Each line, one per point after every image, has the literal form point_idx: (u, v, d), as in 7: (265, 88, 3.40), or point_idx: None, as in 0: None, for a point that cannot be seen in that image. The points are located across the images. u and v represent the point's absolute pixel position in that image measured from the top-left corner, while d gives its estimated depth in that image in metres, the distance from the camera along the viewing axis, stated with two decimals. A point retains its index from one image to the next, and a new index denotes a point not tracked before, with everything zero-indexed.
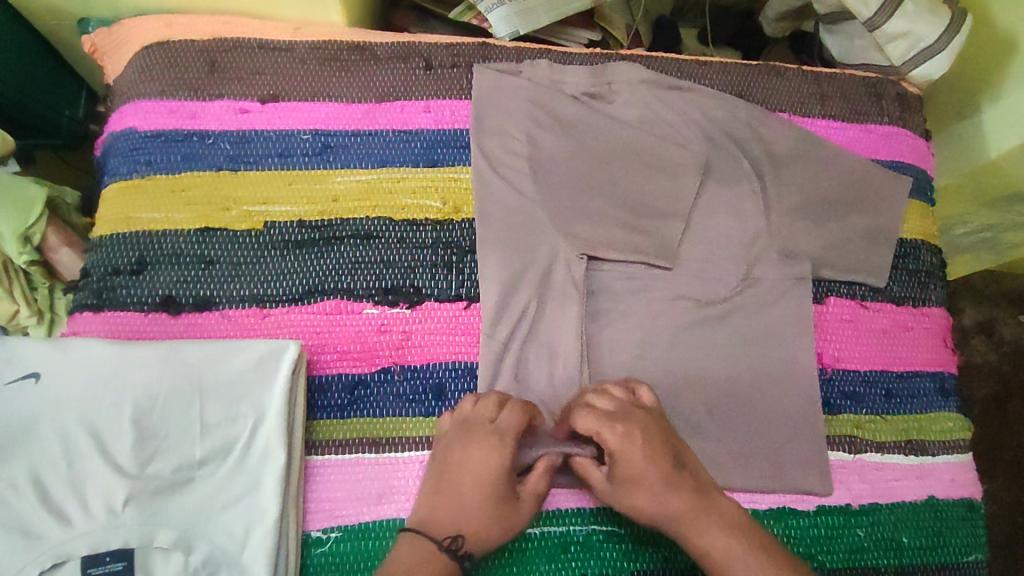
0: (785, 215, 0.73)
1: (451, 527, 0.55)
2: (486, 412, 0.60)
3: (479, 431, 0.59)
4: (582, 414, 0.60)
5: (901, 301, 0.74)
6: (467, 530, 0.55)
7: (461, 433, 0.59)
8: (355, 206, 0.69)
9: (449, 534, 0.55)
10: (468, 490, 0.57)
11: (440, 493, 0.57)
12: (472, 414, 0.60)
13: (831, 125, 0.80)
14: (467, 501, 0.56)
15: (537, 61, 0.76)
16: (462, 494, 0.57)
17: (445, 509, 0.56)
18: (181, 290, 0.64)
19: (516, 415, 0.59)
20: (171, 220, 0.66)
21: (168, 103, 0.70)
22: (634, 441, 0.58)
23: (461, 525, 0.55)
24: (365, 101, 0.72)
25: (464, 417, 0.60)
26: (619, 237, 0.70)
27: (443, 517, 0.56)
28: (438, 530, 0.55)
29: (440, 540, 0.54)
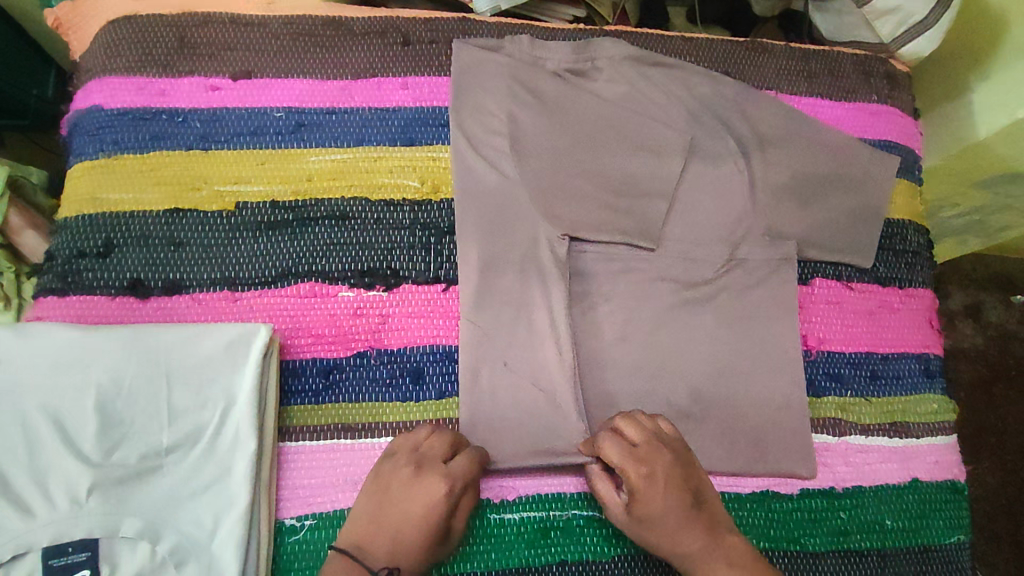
0: (770, 196, 0.72)
1: (387, 557, 0.53)
2: (438, 447, 0.57)
3: (427, 467, 0.56)
4: (608, 449, 0.58)
5: (887, 282, 0.73)
6: (402, 565, 0.53)
7: (409, 467, 0.56)
8: (330, 186, 0.67)
9: (383, 567, 0.53)
10: (410, 525, 0.54)
11: (387, 525, 0.55)
12: (425, 448, 0.57)
13: (818, 103, 0.78)
14: (407, 531, 0.54)
15: (518, 37, 0.73)
16: (399, 524, 0.55)
17: (383, 539, 0.54)
18: (149, 273, 0.62)
19: (466, 461, 0.57)
20: (138, 200, 0.64)
21: (135, 80, 0.67)
22: (658, 484, 0.56)
23: (396, 558, 0.53)
24: (340, 78, 0.70)
25: (414, 449, 0.58)
26: (602, 218, 0.68)
27: (381, 548, 0.54)
28: (377, 557, 0.53)
29: (376, 571, 0.53)
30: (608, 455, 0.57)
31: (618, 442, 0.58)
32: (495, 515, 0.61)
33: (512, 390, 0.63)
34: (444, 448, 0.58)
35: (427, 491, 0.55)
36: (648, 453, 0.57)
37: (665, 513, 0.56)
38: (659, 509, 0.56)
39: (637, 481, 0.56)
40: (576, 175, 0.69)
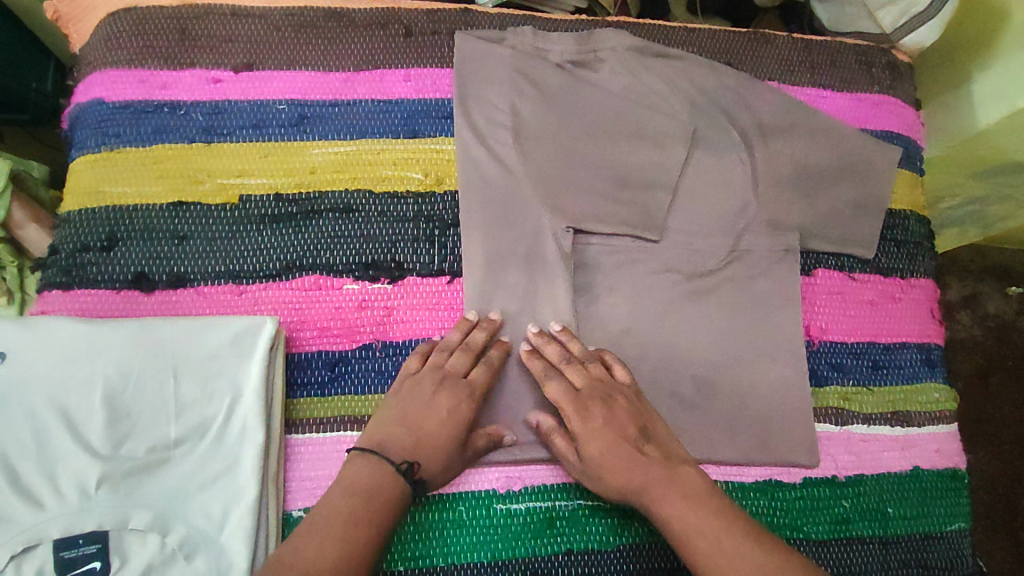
0: (773, 187, 0.72)
1: (410, 450, 0.56)
2: (465, 357, 0.60)
3: (450, 377, 0.59)
4: (553, 383, 0.60)
5: (889, 272, 0.74)
6: (423, 459, 0.56)
7: (434, 377, 0.59)
8: (334, 178, 0.67)
9: (405, 459, 0.55)
10: (433, 425, 0.57)
11: (409, 423, 0.57)
12: (451, 359, 0.60)
13: (821, 94, 0.78)
14: (432, 429, 0.57)
15: (521, 28, 0.73)
16: (425, 423, 0.57)
17: (404, 437, 0.56)
18: (154, 267, 0.62)
19: (488, 370, 0.61)
20: (142, 194, 0.64)
21: (136, 73, 0.67)
22: (597, 419, 0.58)
23: (419, 452, 0.56)
24: (343, 70, 0.70)
25: (439, 361, 0.60)
26: (606, 209, 0.68)
27: (402, 443, 0.56)
28: (393, 452, 0.56)
29: (397, 464, 0.55)
30: (552, 391, 0.60)
31: (561, 379, 0.60)
32: (501, 505, 0.61)
33: (517, 381, 0.63)
34: (473, 356, 0.61)
35: (452, 398, 0.58)
36: (587, 392, 0.59)
37: (607, 445, 0.57)
38: (600, 444, 0.57)
39: (578, 417, 0.58)
40: (580, 166, 0.69)
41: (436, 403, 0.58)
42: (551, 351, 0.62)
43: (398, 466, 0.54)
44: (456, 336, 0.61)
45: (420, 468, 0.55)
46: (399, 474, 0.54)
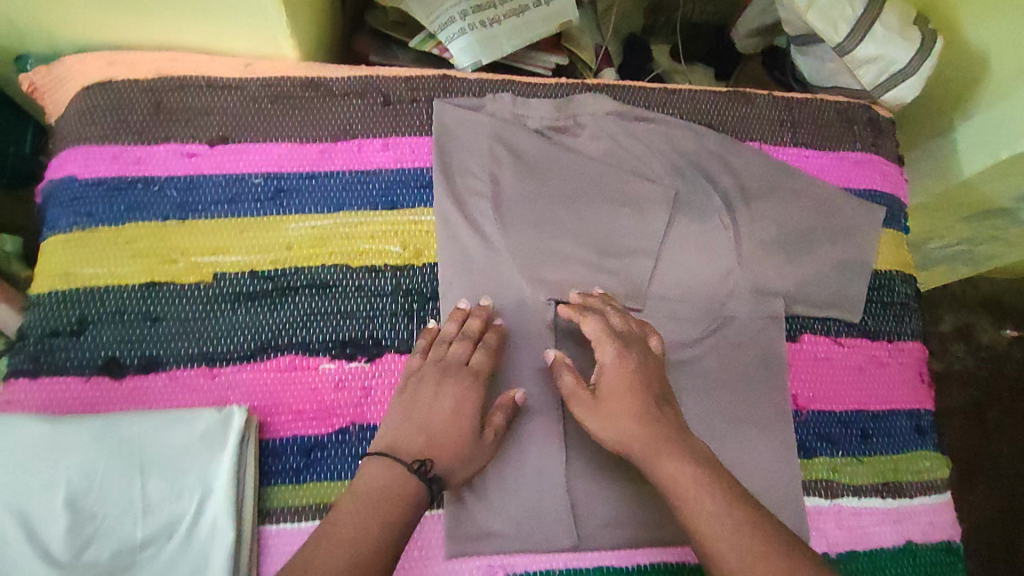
0: (755, 251, 0.72)
1: (422, 450, 0.56)
2: (464, 343, 0.61)
3: (454, 367, 0.60)
4: (594, 323, 0.62)
5: (876, 336, 0.73)
6: (433, 457, 0.56)
7: (437, 368, 0.60)
8: (310, 253, 0.66)
9: (416, 459, 0.55)
10: (442, 418, 0.58)
11: (418, 420, 0.57)
12: (451, 348, 0.61)
13: (802, 153, 0.77)
14: (449, 424, 0.58)
15: (499, 95, 0.73)
16: (434, 419, 0.58)
17: (415, 435, 0.57)
18: (125, 351, 0.60)
19: (487, 353, 0.62)
20: (113, 274, 0.62)
21: (110, 149, 0.66)
22: (632, 362, 0.60)
23: (428, 451, 0.56)
24: (320, 141, 0.69)
25: (440, 354, 0.61)
26: (587, 279, 0.69)
27: (414, 445, 0.56)
28: (403, 452, 0.55)
29: (409, 463, 0.54)
30: (591, 326, 0.62)
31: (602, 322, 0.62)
32: None
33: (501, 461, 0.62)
34: (472, 344, 0.62)
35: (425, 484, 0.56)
36: (626, 335, 0.62)
37: (625, 386, 0.58)
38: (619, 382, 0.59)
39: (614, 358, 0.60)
40: (562, 234, 0.70)
41: (442, 400, 0.58)
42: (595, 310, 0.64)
43: (412, 466, 0.54)
44: (453, 328, 0.62)
45: (432, 468, 0.55)
46: (411, 474, 0.54)
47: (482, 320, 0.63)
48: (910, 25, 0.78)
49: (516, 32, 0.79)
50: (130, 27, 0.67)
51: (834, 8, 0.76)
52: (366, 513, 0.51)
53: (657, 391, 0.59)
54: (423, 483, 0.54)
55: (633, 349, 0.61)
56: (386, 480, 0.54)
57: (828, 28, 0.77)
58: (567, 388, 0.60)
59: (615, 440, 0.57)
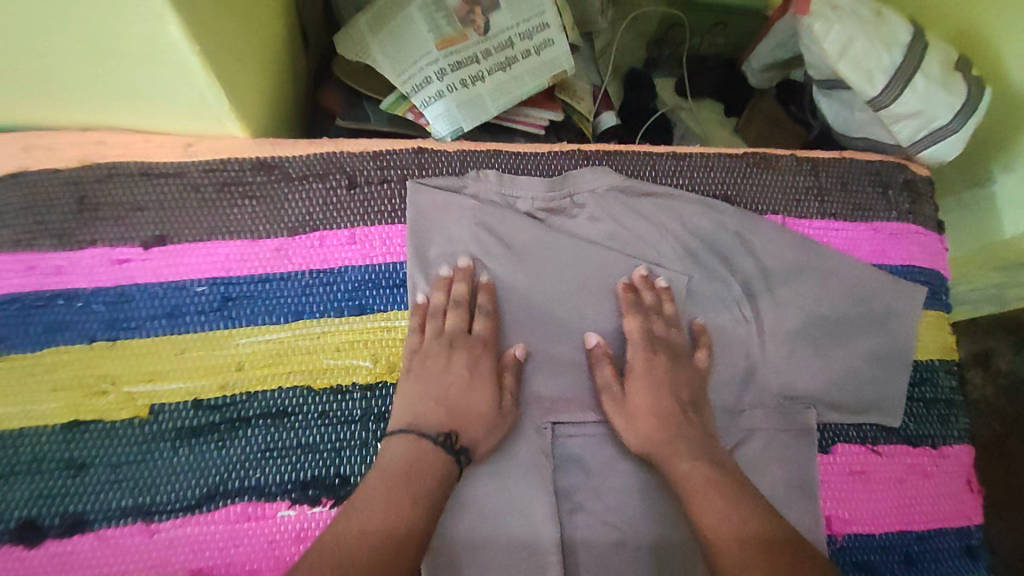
0: (780, 347, 0.63)
1: (446, 423, 0.54)
2: (459, 313, 0.58)
3: (460, 339, 0.57)
4: (637, 317, 0.59)
5: (918, 441, 0.64)
6: (460, 431, 0.54)
7: (441, 344, 0.57)
8: (264, 374, 0.56)
9: (442, 433, 0.53)
10: (461, 391, 0.55)
11: (438, 394, 0.55)
12: (449, 318, 0.58)
13: (830, 226, 0.67)
14: (470, 395, 0.55)
15: (483, 172, 0.63)
16: (453, 393, 0.55)
17: (436, 410, 0.54)
18: (45, 508, 0.51)
19: (488, 321, 0.58)
20: (31, 413, 0.53)
21: (26, 258, 0.56)
22: (664, 363, 0.58)
23: (454, 424, 0.54)
24: (274, 236, 0.59)
25: (439, 327, 0.58)
26: (588, 390, 0.59)
27: (436, 421, 0.54)
28: (428, 428, 0.53)
29: (433, 436, 0.52)
30: (632, 320, 0.59)
31: (645, 316, 0.60)
32: None
33: None
34: (468, 313, 0.59)
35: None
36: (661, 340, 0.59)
37: (656, 399, 0.56)
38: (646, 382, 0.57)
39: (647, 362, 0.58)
40: (560, 335, 0.60)
41: (452, 376, 0.56)
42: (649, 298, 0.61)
43: (438, 440, 0.52)
44: (441, 298, 0.59)
45: (458, 441, 0.53)
46: (438, 446, 0.52)
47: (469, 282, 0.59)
48: (953, 73, 0.67)
49: (503, 90, 0.70)
50: (43, 110, 0.57)
51: (865, 57, 0.65)
52: (398, 487, 0.48)
53: (685, 396, 0.57)
54: (453, 457, 0.52)
55: (667, 355, 0.59)
56: (410, 458, 0.51)
57: (860, 80, 0.66)
58: (602, 381, 0.58)
59: (637, 443, 0.56)
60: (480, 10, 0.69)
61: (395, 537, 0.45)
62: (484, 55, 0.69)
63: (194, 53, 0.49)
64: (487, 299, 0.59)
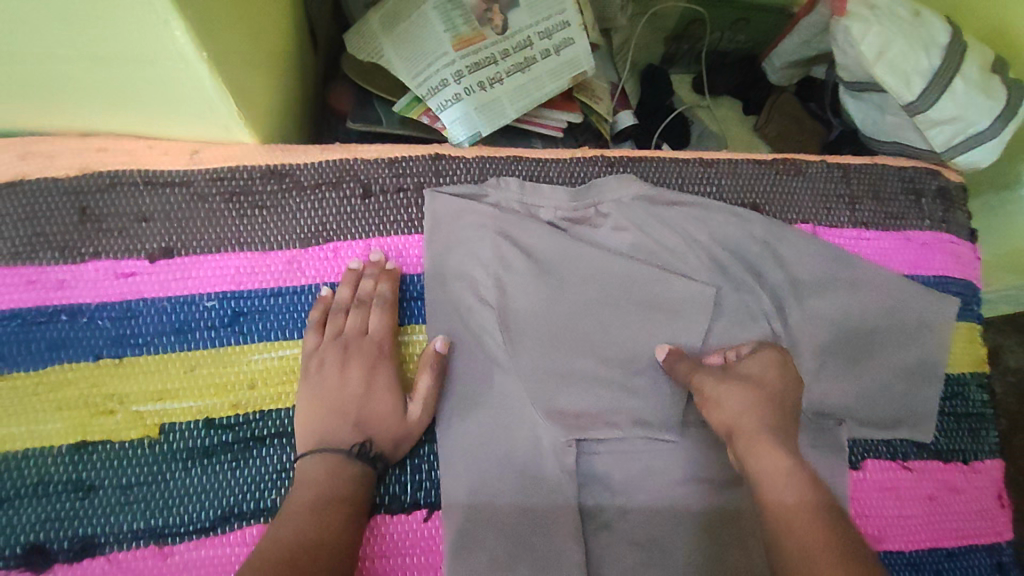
0: (810, 361, 0.60)
1: (355, 434, 0.53)
2: (359, 313, 0.56)
3: (356, 342, 0.55)
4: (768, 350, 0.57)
5: (949, 456, 0.61)
6: (374, 435, 0.53)
7: (338, 348, 0.55)
8: (278, 392, 0.54)
9: (354, 441, 0.52)
10: (359, 399, 0.54)
11: (342, 409, 0.53)
12: (349, 320, 0.56)
13: (862, 236, 0.65)
14: (373, 403, 0.54)
15: (505, 180, 0.61)
16: (355, 405, 0.53)
17: (333, 421, 0.52)
18: (53, 533, 0.49)
19: (386, 316, 0.56)
20: (34, 434, 0.51)
21: (26, 272, 0.54)
22: (774, 371, 0.55)
23: (364, 431, 0.53)
24: (287, 248, 0.57)
25: (339, 327, 0.56)
26: (613, 407, 0.57)
27: (341, 432, 0.52)
28: (339, 441, 0.52)
29: (347, 449, 0.52)
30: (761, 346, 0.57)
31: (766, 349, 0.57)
32: None
33: None
34: (369, 310, 0.56)
35: None
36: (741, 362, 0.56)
37: (761, 377, 0.55)
38: (762, 368, 0.55)
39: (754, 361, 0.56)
40: (584, 349, 0.58)
41: (349, 383, 0.54)
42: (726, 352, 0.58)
43: (351, 451, 0.52)
44: (347, 293, 0.56)
45: (373, 446, 0.52)
46: (352, 457, 0.51)
47: (375, 275, 0.56)
48: (993, 75, 0.65)
49: (523, 93, 0.67)
50: (41, 115, 0.54)
51: (904, 60, 0.64)
52: (325, 500, 0.49)
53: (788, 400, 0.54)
54: (367, 464, 0.52)
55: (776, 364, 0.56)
56: (326, 477, 0.50)
57: (897, 83, 0.64)
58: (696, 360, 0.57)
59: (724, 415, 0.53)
60: (498, 8, 0.67)
61: (325, 554, 0.46)
62: (503, 55, 0.66)
63: (201, 58, 0.46)
64: (447, 226, 0.59)
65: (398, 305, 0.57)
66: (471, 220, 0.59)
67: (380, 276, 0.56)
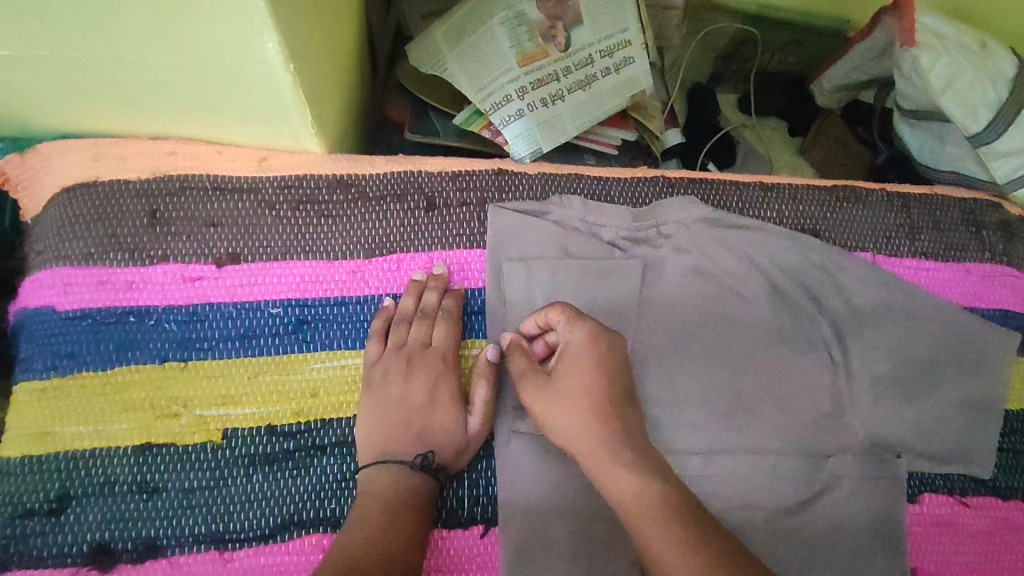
0: (867, 390, 0.60)
1: (420, 445, 0.53)
2: (423, 325, 0.56)
3: (419, 355, 0.56)
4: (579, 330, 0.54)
5: (1007, 493, 0.60)
6: (437, 447, 0.53)
7: (401, 359, 0.55)
8: (340, 402, 0.54)
9: (419, 453, 0.53)
10: (422, 412, 0.54)
11: (405, 421, 0.54)
12: (412, 331, 0.56)
13: (921, 265, 0.64)
14: (435, 416, 0.54)
15: (567, 198, 0.61)
16: (419, 418, 0.54)
17: (398, 432, 0.53)
18: (118, 533, 0.49)
19: (449, 329, 0.57)
20: (101, 434, 0.51)
21: (95, 272, 0.54)
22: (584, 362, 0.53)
23: (429, 443, 0.53)
24: (350, 258, 0.57)
25: (402, 338, 0.56)
26: (670, 429, 0.57)
27: (406, 443, 0.53)
28: (403, 453, 0.52)
29: (411, 461, 0.52)
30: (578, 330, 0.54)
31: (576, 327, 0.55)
32: None
33: None
34: (433, 323, 0.57)
35: None
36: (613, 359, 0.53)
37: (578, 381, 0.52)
38: (579, 373, 0.52)
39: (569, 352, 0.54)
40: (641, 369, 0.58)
41: (413, 396, 0.54)
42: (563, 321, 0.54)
43: (416, 462, 0.52)
44: (411, 304, 0.57)
45: (436, 458, 0.52)
46: (417, 469, 0.52)
47: (440, 291, 0.57)
48: None
49: (583, 110, 0.67)
50: (118, 117, 0.55)
51: (972, 91, 0.64)
52: (393, 509, 0.49)
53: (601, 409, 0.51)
54: (430, 476, 0.52)
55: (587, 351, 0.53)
56: (393, 484, 0.50)
57: (964, 114, 0.64)
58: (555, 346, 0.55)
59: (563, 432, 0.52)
60: (563, 25, 0.67)
61: (394, 565, 0.46)
62: (565, 73, 0.67)
63: (288, 69, 0.47)
64: (522, 236, 0.60)
65: (460, 320, 0.58)
66: (534, 235, 0.60)
67: (446, 293, 0.57)
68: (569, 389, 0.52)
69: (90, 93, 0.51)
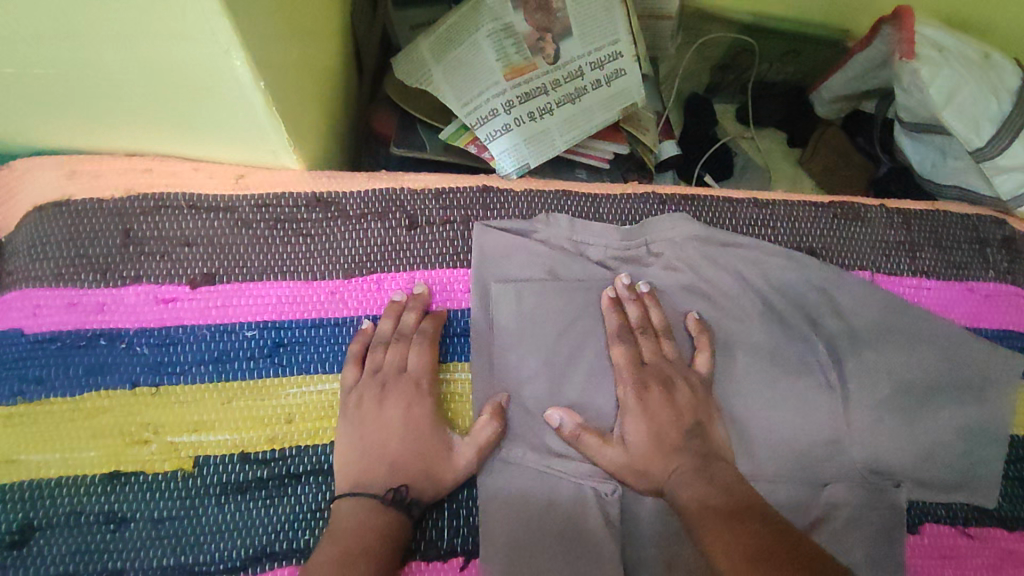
0: (864, 416, 0.58)
1: (394, 478, 0.50)
2: (401, 347, 0.54)
3: (395, 380, 0.53)
4: (625, 344, 0.56)
5: (1013, 525, 0.57)
6: (413, 481, 0.50)
7: (376, 384, 0.53)
8: (315, 429, 0.52)
9: (391, 487, 0.50)
10: (396, 443, 0.51)
11: (378, 453, 0.51)
12: (388, 354, 0.54)
13: (922, 284, 0.62)
14: (411, 446, 0.51)
15: (554, 217, 0.60)
16: (393, 449, 0.51)
17: (370, 466, 0.50)
18: (83, 566, 0.48)
19: (426, 354, 0.54)
20: (68, 462, 0.50)
21: (66, 294, 0.53)
22: (654, 394, 0.55)
23: (405, 476, 0.50)
24: (328, 279, 0.56)
25: (378, 362, 0.54)
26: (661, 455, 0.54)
27: (378, 475, 0.50)
28: (374, 486, 0.50)
29: (381, 496, 0.49)
30: (625, 350, 0.56)
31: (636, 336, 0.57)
32: None
33: None
34: (408, 346, 0.54)
35: None
36: (656, 365, 0.56)
37: (654, 405, 0.54)
38: (643, 394, 0.55)
39: (640, 379, 0.55)
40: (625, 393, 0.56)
41: (387, 425, 0.52)
42: (631, 312, 0.57)
43: (385, 498, 0.49)
44: (388, 327, 0.55)
45: (410, 492, 0.50)
46: (387, 506, 0.49)
47: (419, 313, 0.55)
48: None
49: (572, 124, 0.66)
50: (91, 134, 0.54)
51: (973, 106, 0.62)
52: (351, 558, 0.46)
53: (689, 428, 0.54)
54: (401, 511, 0.49)
55: (658, 385, 0.55)
56: (369, 511, 0.48)
57: (965, 129, 0.62)
58: (622, 361, 0.56)
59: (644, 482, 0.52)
60: (551, 37, 0.66)
61: None
62: (554, 86, 0.65)
63: (259, 88, 0.45)
64: (508, 251, 0.58)
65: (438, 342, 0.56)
66: (518, 254, 0.58)
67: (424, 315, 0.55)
68: (650, 414, 0.54)
69: (60, 110, 0.50)
